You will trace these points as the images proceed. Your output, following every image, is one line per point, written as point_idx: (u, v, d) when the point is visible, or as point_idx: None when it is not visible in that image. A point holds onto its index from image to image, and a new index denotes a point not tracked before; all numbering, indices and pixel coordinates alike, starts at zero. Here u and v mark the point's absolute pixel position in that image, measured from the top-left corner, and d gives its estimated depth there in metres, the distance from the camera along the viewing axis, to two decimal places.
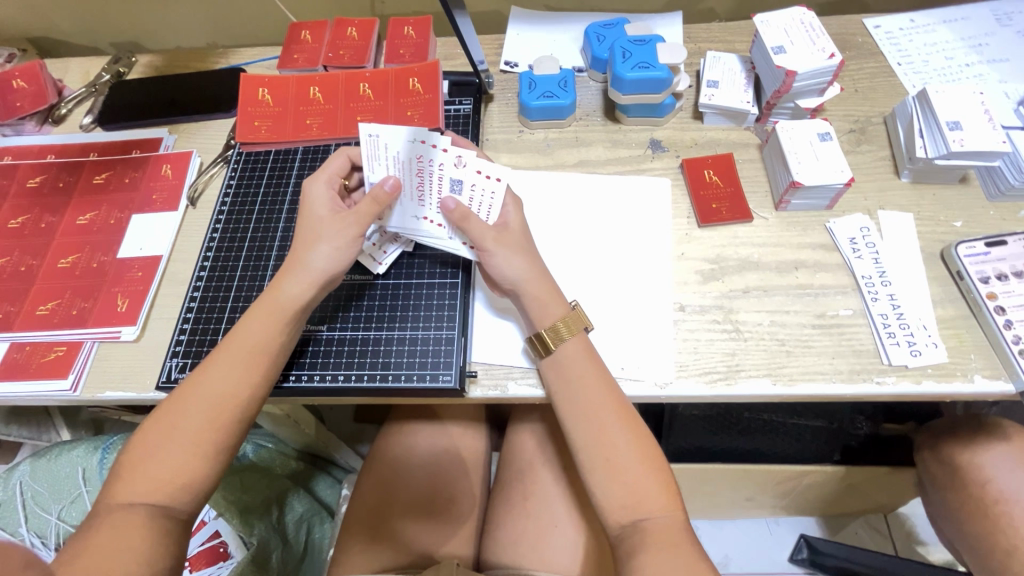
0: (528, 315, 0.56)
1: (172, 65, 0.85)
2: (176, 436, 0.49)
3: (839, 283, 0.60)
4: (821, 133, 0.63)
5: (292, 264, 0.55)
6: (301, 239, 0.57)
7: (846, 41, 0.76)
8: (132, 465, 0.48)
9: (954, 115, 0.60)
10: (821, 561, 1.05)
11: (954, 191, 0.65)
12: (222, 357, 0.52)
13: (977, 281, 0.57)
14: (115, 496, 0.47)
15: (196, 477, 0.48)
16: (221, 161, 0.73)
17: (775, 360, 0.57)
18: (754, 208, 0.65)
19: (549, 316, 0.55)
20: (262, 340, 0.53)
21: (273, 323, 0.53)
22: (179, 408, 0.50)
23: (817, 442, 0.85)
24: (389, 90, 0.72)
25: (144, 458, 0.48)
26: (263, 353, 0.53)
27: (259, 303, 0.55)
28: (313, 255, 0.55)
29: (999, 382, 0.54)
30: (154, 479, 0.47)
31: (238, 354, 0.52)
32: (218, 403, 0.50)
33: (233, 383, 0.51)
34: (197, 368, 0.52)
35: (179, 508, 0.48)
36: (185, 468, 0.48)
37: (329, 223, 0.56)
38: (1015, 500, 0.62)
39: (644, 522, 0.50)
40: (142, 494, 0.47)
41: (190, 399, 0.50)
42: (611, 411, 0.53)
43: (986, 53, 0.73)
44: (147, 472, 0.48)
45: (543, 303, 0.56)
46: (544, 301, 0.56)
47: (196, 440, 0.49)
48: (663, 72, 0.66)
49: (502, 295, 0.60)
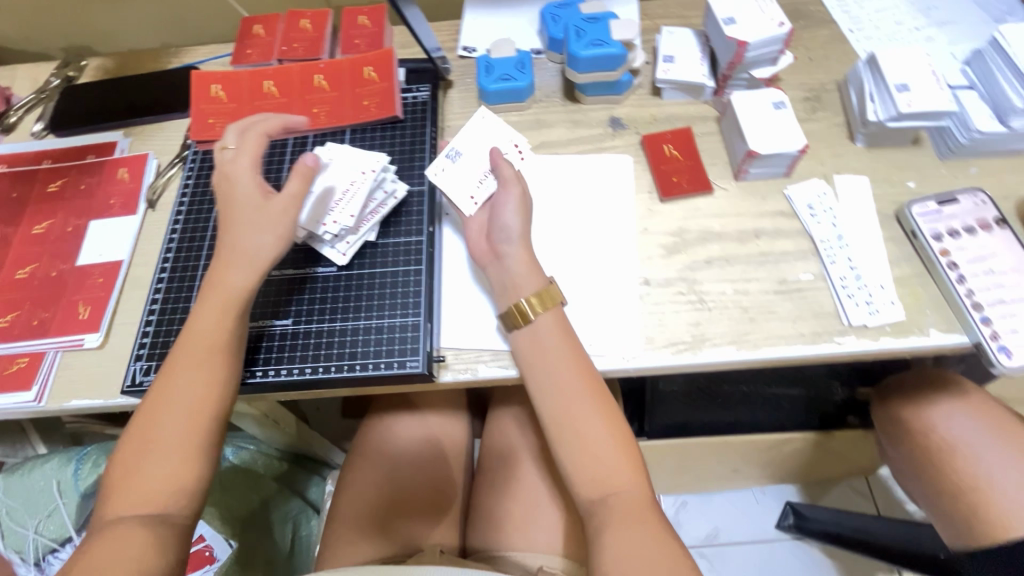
0: (512, 283, 0.57)
1: (124, 67, 0.83)
2: (157, 449, 0.48)
3: (799, 249, 0.61)
4: (775, 102, 0.64)
5: (230, 254, 0.54)
6: (232, 227, 0.55)
7: (799, 10, 0.77)
8: (118, 487, 0.47)
9: (903, 78, 0.62)
10: (807, 526, 1.10)
11: (907, 152, 0.66)
12: (179, 362, 0.51)
13: (931, 238, 0.59)
14: (108, 513, 0.46)
15: (186, 480, 0.48)
16: (178, 161, 0.72)
17: (739, 327, 0.57)
18: (714, 180, 0.66)
19: (528, 287, 0.56)
20: (211, 338, 0.52)
21: (222, 319, 0.53)
22: (153, 421, 0.49)
23: (795, 409, 0.88)
24: (343, 80, 0.71)
25: (131, 473, 0.47)
26: (217, 350, 0.52)
27: (205, 300, 0.53)
28: (247, 239, 0.54)
29: (955, 335, 0.56)
30: (146, 490, 0.47)
31: (195, 356, 0.51)
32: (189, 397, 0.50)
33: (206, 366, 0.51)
34: (160, 378, 0.51)
35: (178, 512, 0.47)
36: (175, 474, 0.48)
37: (265, 213, 0.55)
38: (955, 445, 0.67)
39: (612, 497, 0.51)
40: (131, 506, 0.46)
41: (163, 407, 0.49)
42: (579, 386, 0.53)
43: (935, 16, 0.74)
44: (138, 485, 0.47)
45: (524, 271, 0.57)
46: (524, 271, 0.57)
47: (179, 442, 0.48)
48: (617, 49, 0.66)
49: (483, 268, 0.60)
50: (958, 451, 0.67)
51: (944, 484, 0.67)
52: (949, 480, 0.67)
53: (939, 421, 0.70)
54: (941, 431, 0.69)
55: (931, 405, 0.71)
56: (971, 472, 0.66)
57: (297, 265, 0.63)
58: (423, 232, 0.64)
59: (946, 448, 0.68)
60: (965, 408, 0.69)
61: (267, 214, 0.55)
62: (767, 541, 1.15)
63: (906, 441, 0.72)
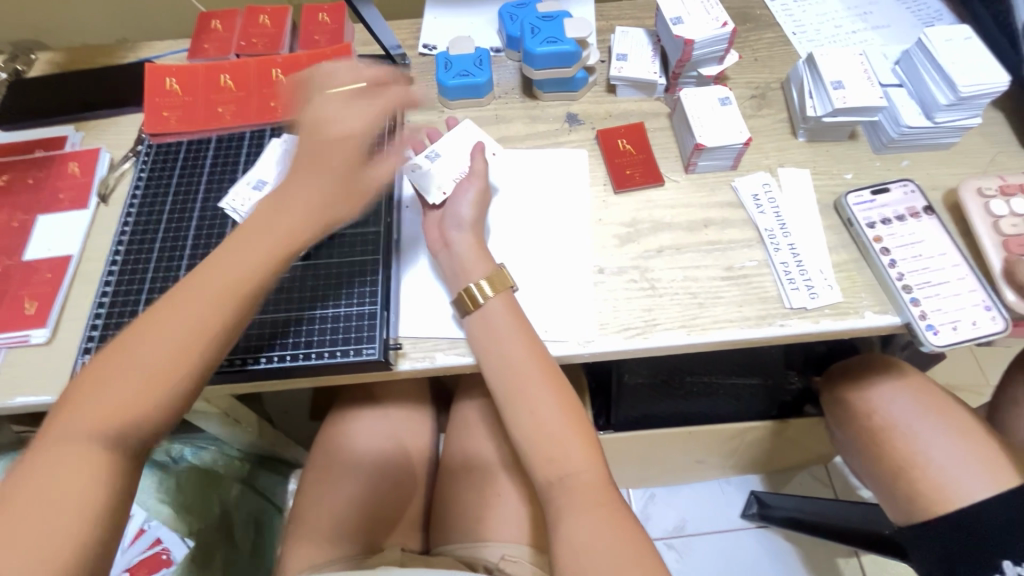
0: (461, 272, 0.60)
1: (76, 62, 0.82)
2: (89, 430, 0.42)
3: (745, 238, 0.64)
4: (722, 98, 0.67)
5: (245, 232, 0.49)
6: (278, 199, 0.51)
7: (746, 14, 0.81)
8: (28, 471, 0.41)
9: (837, 76, 0.66)
10: (770, 514, 1.13)
11: (845, 146, 0.70)
12: (148, 336, 0.45)
13: (865, 226, 0.62)
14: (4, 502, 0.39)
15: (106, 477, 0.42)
16: (132, 155, 0.71)
17: (689, 312, 0.60)
18: (665, 173, 0.69)
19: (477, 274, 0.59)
20: (196, 321, 0.45)
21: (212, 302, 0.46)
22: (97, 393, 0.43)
23: (755, 397, 0.91)
24: (301, 75, 0.72)
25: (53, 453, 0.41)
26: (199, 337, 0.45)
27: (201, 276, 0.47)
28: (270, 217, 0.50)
29: (888, 316, 0.59)
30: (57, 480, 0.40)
31: (171, 336, 0.44)
32: (154, 370, 0.44)
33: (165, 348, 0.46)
34: (121, 344, 0.45)
35: None
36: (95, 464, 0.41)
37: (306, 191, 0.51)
38: (895, 424, 0.71)
39: (567, 478, 0.53)
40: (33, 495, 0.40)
41: (113, 380, 0.43)
42: (535, 370, 0.56)
43: (870, 20, 0.79)
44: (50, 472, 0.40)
45: (473, 260, 0.60)
46: (472, 260, 0.60)
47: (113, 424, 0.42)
48: (571, 46, 0.68)
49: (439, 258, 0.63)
50: (898, 429, 0.71)
51: (886, 461, 0.70)
52: (891, 457, 0.70)
53: (880, 402, 0.73)
54: (882, 411, 0.73)
55: (873, 387, 0.75)
56: (910, 449, 0.69)
57: None
58: (379, 222, 0.65)
59: (887, 427, 0.71)
60: (902, 389, 0.73)
61: (294, 192, 0.50)
62: (733, 530, 1.18)
63: (852, 422, 0.75)
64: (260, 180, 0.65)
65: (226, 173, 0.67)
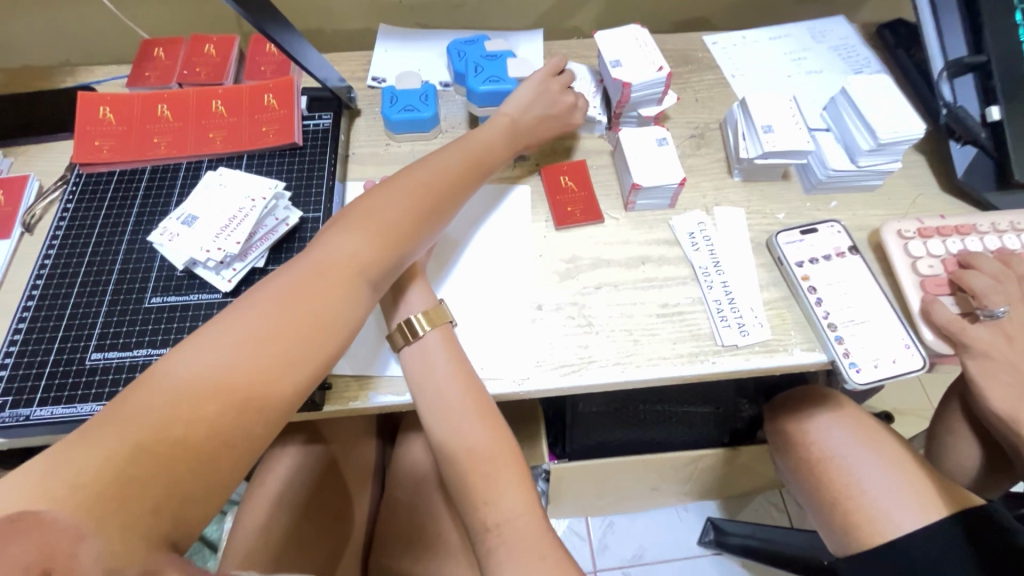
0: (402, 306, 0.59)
1: (11, 85, 0.80)
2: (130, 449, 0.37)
3: (680, 275, 0.65)
4: (659, 138, 0.69)
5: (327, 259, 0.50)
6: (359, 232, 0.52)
7: (688, 56, 0.84)
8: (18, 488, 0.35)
9: (768, 120, 0.68)
10: (727, 542, 1.14)
11: (778, 186, 0.72)
12: (227, 349, 0.43)
13: (794, 265, 0.64)
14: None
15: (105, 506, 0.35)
16: (60, 184, 0.69)
17: (624, 350, 0.60)
18: (605, 210, 0.70)
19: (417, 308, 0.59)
20: (277, 343, 0.44)
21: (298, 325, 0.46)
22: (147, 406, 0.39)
23: (706, 425, 0.92)
24: (242, 106, 0.71)
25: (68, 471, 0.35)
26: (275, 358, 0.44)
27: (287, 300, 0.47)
28: (346, 245, 0.51)
29: (814, 353, 0.61)
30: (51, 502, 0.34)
31: (249, 354, 0.43)
32: (223, 386, 0.41)
33: (228, 360, 0.42)
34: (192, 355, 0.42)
35: None
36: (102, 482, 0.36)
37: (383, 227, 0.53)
38: (833, 455, 0.72)
39: (503, 523, 0.51)
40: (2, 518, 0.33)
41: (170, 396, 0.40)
42: (469, 407, 0.55)
43: (804, 66, 0.83)
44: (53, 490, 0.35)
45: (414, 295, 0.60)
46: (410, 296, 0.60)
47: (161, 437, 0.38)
48: (511, 85, 0.71)
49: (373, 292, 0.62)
50: (835, 460, 0.72)
51: (826, 492, 0.71)
52: (830, 489, 0.71)
53: (818, 434, 0.75)
54: (822, 442, 0.74)
55: (811, 419, 0.76)
56: (846, 481, 0.71)
57: (180, 290, 0.60)
58: None
59: (826, 458, 0.73)
60: (840, 420, 0.75)
61: (372, 226, 0.53)
62: (690, 558, 1.18)
63: (793, 453, 0.76)
64: (189, 216, 0.62)
65: (158, 206, 0.66)
